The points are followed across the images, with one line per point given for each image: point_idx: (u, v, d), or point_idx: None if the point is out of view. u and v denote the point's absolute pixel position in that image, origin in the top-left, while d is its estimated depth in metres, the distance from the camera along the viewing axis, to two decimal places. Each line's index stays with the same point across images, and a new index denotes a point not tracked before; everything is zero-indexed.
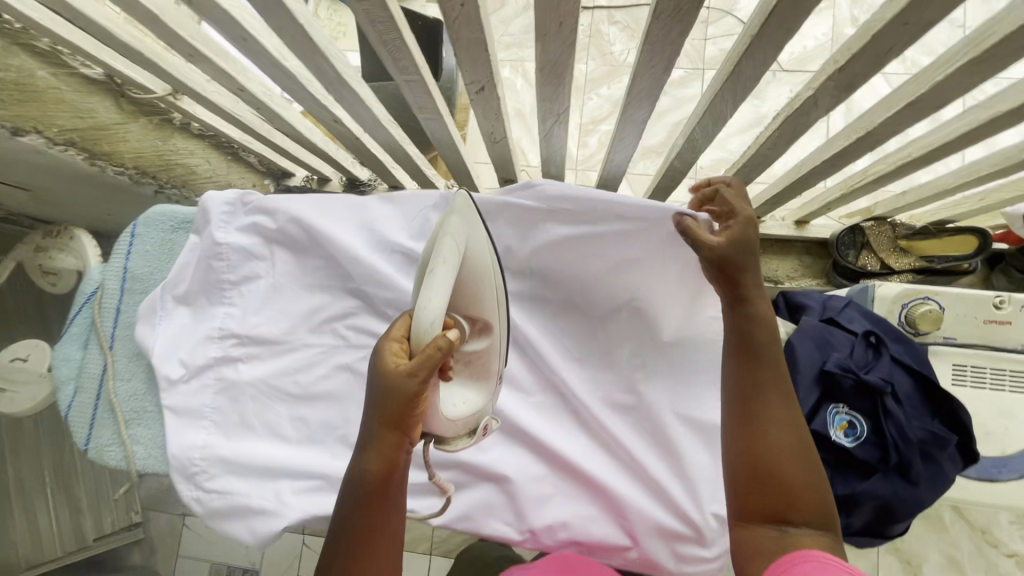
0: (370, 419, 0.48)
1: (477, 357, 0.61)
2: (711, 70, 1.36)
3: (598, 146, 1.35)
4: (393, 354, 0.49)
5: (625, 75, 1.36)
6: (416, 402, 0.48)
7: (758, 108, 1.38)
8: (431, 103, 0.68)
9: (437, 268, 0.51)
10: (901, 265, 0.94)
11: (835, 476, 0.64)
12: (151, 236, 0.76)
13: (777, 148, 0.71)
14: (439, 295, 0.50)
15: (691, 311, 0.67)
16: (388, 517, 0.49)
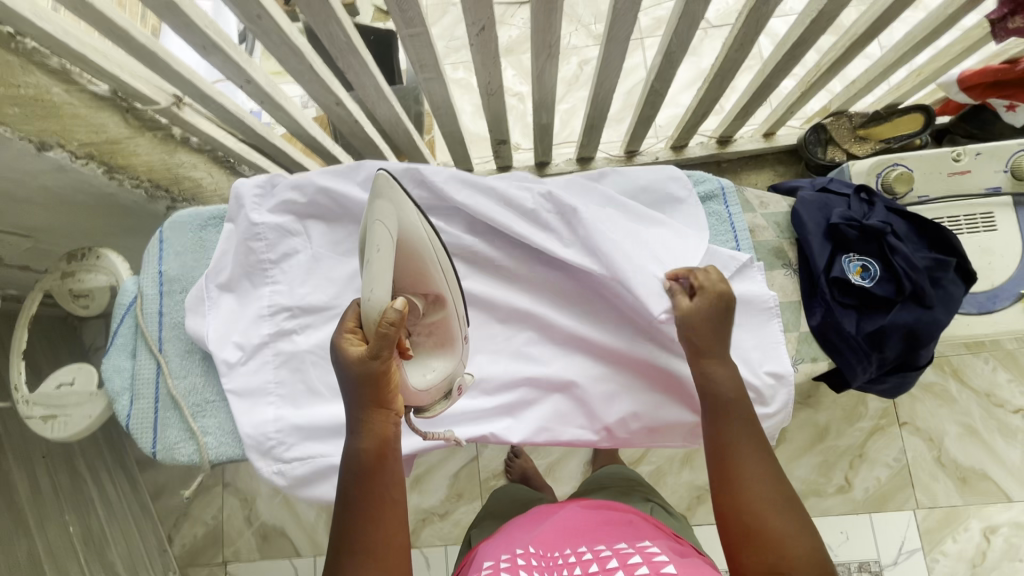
0: (353, 406, 0.53)
1: (437, 325, 0.60)
2: (649, 37, 1.41)
3: (563, 122, 1.43)
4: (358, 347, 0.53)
5: (572, 56, 1.44)
6: (385, 382, 0.52)
7: (697, 64, 1.38)
8: (432, 57, 0.73)
9: (374, 257, 0.52)
10: (865, 151, 1.04)
11: (862, 317, 0.71)
12: (179, 237, 0.78)
13: (743, 49, 0.79)
14: (383, 282, 0.52)
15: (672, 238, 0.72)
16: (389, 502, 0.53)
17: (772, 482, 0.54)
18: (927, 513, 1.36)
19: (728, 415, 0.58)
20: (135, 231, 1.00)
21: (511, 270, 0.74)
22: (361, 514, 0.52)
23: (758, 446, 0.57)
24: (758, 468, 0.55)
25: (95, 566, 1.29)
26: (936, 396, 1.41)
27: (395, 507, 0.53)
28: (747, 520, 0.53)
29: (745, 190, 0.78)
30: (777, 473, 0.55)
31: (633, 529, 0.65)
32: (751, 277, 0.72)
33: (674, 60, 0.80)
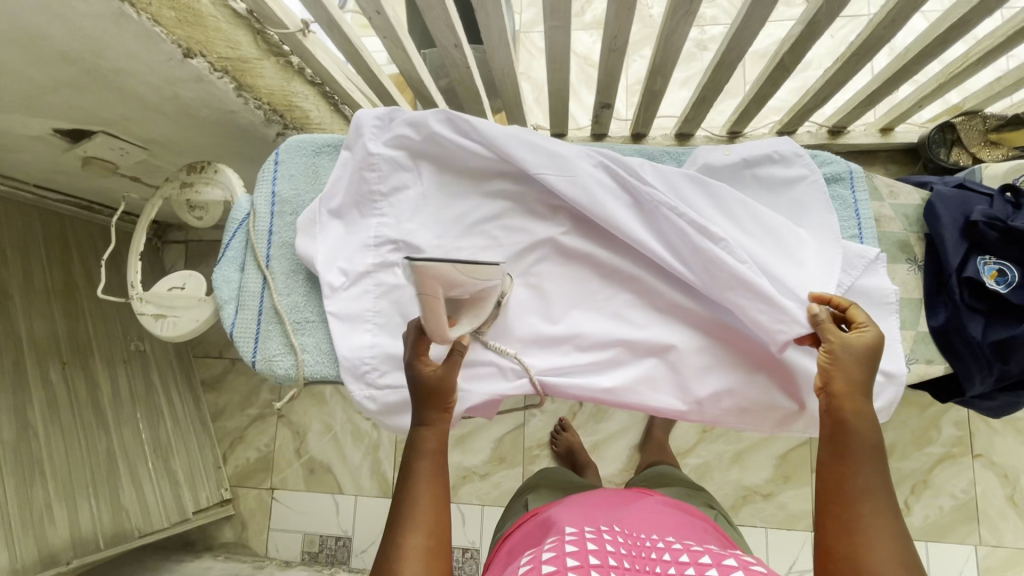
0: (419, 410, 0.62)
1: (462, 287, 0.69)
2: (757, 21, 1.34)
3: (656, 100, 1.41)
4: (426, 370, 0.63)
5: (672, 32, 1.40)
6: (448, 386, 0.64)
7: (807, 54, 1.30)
8: (566, 4, 0.72)
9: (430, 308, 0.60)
10: (994, 157, 0.97)
11: (991, 324, 0.66)
12: (295, 159, 0.81)
13: (891, 28, 0.74)
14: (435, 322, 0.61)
15: (783, 225, 0.69)
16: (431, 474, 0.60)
17: (891, 537, 0.50)
18: (989, 550, 1.29)
19: (857, 458, 0.54)
20: (242, 155, 1.03)
21: (617, 243, 0.72)
22: (414, 489, 0.59)
23: (886, 496, 0.52)
24: (875, 520, 0.51)
25: (159, 470, 1.37)
26: (1018, 432, 1.32)
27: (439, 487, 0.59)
28: (851, 569, 0.50)
29: (875, 178, 0.74)
30: (902, 534, 0.50)
31: (709, 538, 0.64)
32: (875, 270, 0.68)
33: (814, 32, 0.76)
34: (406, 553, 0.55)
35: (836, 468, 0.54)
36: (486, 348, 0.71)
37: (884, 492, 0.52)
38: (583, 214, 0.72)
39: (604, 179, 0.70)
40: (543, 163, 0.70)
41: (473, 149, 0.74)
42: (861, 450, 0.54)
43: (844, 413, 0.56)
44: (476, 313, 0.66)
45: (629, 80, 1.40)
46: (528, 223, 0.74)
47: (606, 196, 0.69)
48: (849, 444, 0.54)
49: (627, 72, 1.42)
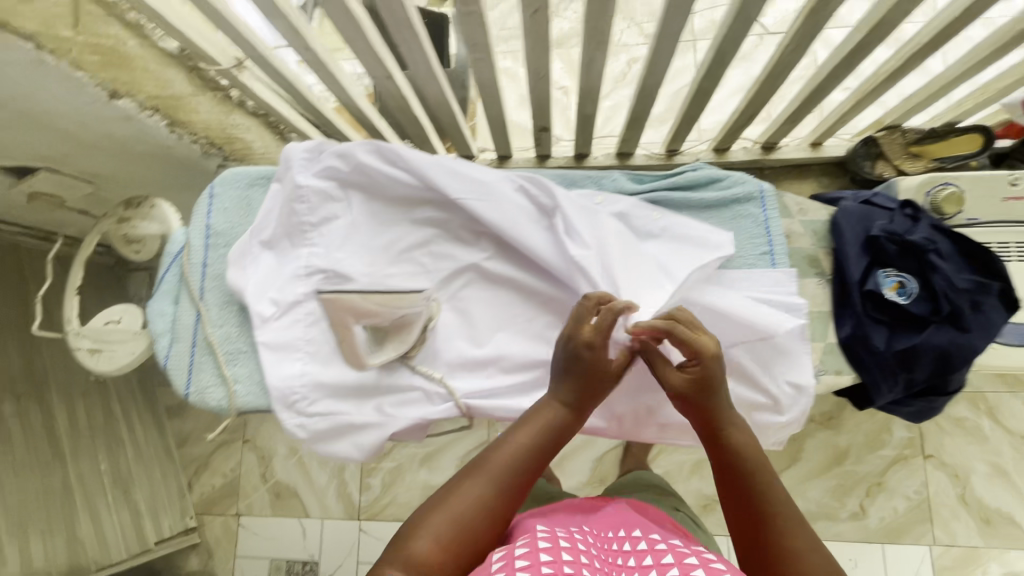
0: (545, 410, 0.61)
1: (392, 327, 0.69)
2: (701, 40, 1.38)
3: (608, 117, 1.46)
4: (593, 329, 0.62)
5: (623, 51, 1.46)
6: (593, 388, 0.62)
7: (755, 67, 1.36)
8: (483, 37, 0.75)
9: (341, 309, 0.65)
10: (916, 168, 1.01)
11: (893, 334, 0.69)
12: (231, 193, 0.82)
13: (797, 52, 0.78)
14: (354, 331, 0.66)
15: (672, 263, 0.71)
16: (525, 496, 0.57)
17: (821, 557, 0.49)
18: (943, 550, 1.31)
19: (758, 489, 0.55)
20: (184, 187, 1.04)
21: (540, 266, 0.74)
22: (484, 477, 0.56)
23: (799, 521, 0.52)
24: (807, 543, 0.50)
25: (119, 502, 1.36)
26: (967, 432, 1.35)
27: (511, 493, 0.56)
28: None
29: (784, 196, 0.76)
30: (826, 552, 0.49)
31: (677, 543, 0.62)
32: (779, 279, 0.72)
33: (725, 57, 0.79)
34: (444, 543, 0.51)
35: (746, 502, 0.54)
36: (414, 373, 0.73)
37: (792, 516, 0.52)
38: (505, 240, 0.74)
39: (518, 206, 0.73)
40: (457, 190, 0.74)
41: (401, 178, 0.76)
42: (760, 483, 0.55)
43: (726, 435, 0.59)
44: (402, 339, 0.70)
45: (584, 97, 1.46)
46: (453, 249, 0.76)
47: (521, 220, 0.73)
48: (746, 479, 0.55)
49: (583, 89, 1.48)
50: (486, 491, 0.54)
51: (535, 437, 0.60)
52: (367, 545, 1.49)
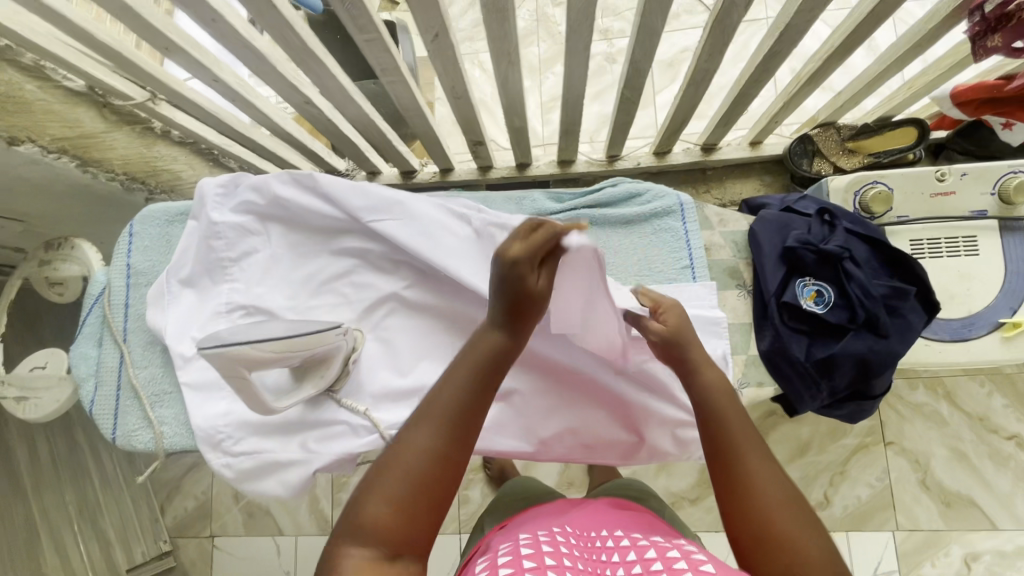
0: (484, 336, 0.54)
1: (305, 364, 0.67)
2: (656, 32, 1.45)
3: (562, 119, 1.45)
4: (522, 259, 0.52)
5: None
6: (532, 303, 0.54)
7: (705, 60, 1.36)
8: (392, 61, 0.74)
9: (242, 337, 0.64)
10: (853, 164, 1.01)
11: (813, 343, 0.69)
12: (151, 231, 0.81)
13: (712, 60, 0.78)
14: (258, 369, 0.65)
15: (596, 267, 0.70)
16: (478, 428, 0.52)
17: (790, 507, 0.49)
18: (906, 535, 1.33)
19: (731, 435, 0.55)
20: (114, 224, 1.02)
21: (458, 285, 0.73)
22: (424, 424, 0.50)
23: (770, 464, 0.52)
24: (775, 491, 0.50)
25: (87, 532, 1.36)
26: (926, 417, 1.37)
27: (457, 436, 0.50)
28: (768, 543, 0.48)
29: (705, 208, 0.76)
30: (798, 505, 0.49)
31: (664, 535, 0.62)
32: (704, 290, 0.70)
33: (641, 69, 0.79)
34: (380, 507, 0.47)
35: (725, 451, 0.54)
36: (339, 407, 0.72)
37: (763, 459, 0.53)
38: (422, 267, 0.74)
39: (431, 220, 0.73)
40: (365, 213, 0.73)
41: (318, 205, 0.75)
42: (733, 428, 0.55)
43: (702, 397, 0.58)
44: (321, 374, 0.68)
45: (537, 99, 1.45)
46: (374, 278, 0.76)
47: (434, 238, 0.72)
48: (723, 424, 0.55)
49: (537, 91, 1.47)
50: (435, 440, 0.49)
51: (475, 367, 0.53)
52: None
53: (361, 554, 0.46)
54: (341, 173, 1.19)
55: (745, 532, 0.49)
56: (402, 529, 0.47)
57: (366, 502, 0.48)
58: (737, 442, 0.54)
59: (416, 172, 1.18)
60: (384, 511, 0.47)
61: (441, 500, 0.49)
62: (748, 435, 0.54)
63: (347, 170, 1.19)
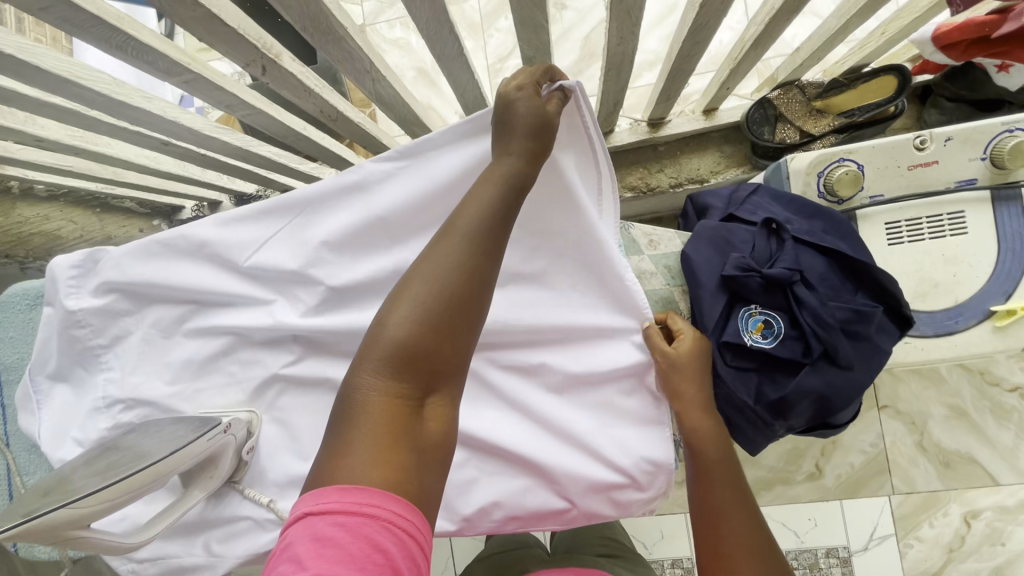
0: (503, 165, 0.51)
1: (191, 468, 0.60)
2: None
3: None
4: (533, 97, 0.52)
5: None
6: (545, 133, 0.53)
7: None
8: (234, 98, 0.61)
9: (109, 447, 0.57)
10: (820, 128, 0.86)
11: (762, 381, 0.60)
12: (14, 319, 0.71)
13: (627, 40, 0.63)
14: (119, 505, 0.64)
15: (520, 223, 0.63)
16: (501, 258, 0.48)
17: (757, 558, 0.50)
18: (903, 498, 1.28)
19: (714, 481, 0.55)
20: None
21: (360, 289, 0.65)
22: (447, 240, 0.46)
23: (746, 514, 0.53)
24: (744, 544, 0.51)
25: None
26: (923, 375, 1.28)
27: (484, 264, 0.46)
28: None
29: (632, 228, 0.67)
30: (768, 555, 0.51)
31: None
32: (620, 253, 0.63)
33: (543, 61, 0.65)
34: (404, 325, 0.43)
35: (707, 501, 0.55)
36: (243, 499, 0.65)
37: (743, 513, 0.53)
38: (313, 338, 0.66)
39: (323, 194, 0.65)
40: (248, 222, 0.66)
41: (196, 265, 0.66)
42: (719, 482, 0.55)
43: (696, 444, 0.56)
44: (210, 476, 0.61)
45: (480, 64, 1.28)
46: (261, 353, 0.67)
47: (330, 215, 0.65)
48: (711, 475, 0.55)
49: (480, 52, 1.29)
50: (459, 262, 0.44)
51: (500, 189, 0.49)
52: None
53: (383, 393, 0.42)
54: (251, 196, 1.06)
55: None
56: (428, 361, 0.43)
57: (382, 333, 0.43)
58: (731, 515, 0.53)
59: None
60: (408, 336, 0.43)
61: (469, 328, 0.45)
62: (742, 505, 0.54)
63: (257, 192, 1.06)
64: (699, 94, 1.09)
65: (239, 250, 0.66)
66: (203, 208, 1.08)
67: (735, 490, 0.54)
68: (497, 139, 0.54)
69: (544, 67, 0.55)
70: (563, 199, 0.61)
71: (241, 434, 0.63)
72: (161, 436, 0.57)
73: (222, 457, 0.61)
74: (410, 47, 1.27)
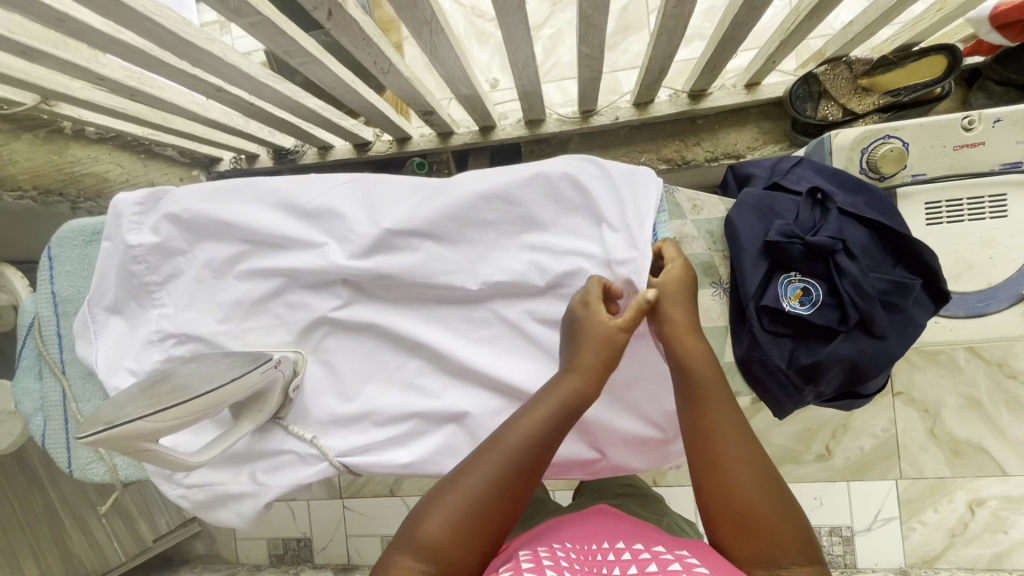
0: (548, 390, 0.55)
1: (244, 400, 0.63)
2: None
3: (547, 53, 1.27)
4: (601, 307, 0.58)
5: None
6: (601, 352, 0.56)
7: None
8: (294, 43, 0.62)
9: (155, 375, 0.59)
10: (865, 106, 0.86)
11: (796, 348, 0.61)
12: (69, 254, 0.74)
13: (684, 4, 0.64)
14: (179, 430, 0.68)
15: (553, 196, 0.65)
16: (526, 493, 0.51)
17: (755, 473, 0.49)
18: (910, 483, 1.30)
19: (705, 401, 0.53)
20: (43, 239, 0.94)
21: (410, 244, 0.67)
22: (473, 469, 0.50)
23: (740, 430, 0.52)
24: (740, 460, 0.50)
25: None
26: (940, 365, 1.29)
27: (507, 496, 0.49)
28: (738, 519, 0.48)
29: (677, 193, 0.68)
30: (764, 470, 0.49)
31: (660, 536, 0.53)
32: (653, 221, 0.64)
33: (597, 20, 0.65)
34: (416, 549, 0.47)
35: (699, 424, 0.53)
36: (287, 434, 0.68)
37: (735, 426, 0.52)
38: (361, 286, 0.68)
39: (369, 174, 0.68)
40: (302, 179, 0.69)
41: (250, 209, 0.68)
42: (711, 402, 0.53)
43: (686, 371, 0.55)
44: (258, 409, 0.64)
45: None
46: (309, 297, 0.69)
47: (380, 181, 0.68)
48: (701, 395, 0.54)
49: None
50: (476, 497, 0.49)
51: (539, 425, 0.52)
52: (355, 522, 1.37)
53: None
54: (289, 150, 1.07)
55: (722, 520, 0.49)
56: None
57: (423, 520, 0.48)
58: (725, 432, 0.51)
59: (370, 144, 1.06)
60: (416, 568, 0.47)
61: (479, 563, 0.48)
62: (735, 423, 0.52)
63: (295, 147, 1.07)
64: (739, 70, 1.09)
65: (293, 198, 0.68)
66: (241, 160, 1.09)
67: (724, 402, 0.53)
68: (563, 353, 0.58)
69: (602, 281, 0.61)
70: (592, 171, 0.65)
71: (289, 371, 0.65)
72: (211, 369, 0.59)
73: (273, 391, 0.64)
74: (447, 9, 1.26)
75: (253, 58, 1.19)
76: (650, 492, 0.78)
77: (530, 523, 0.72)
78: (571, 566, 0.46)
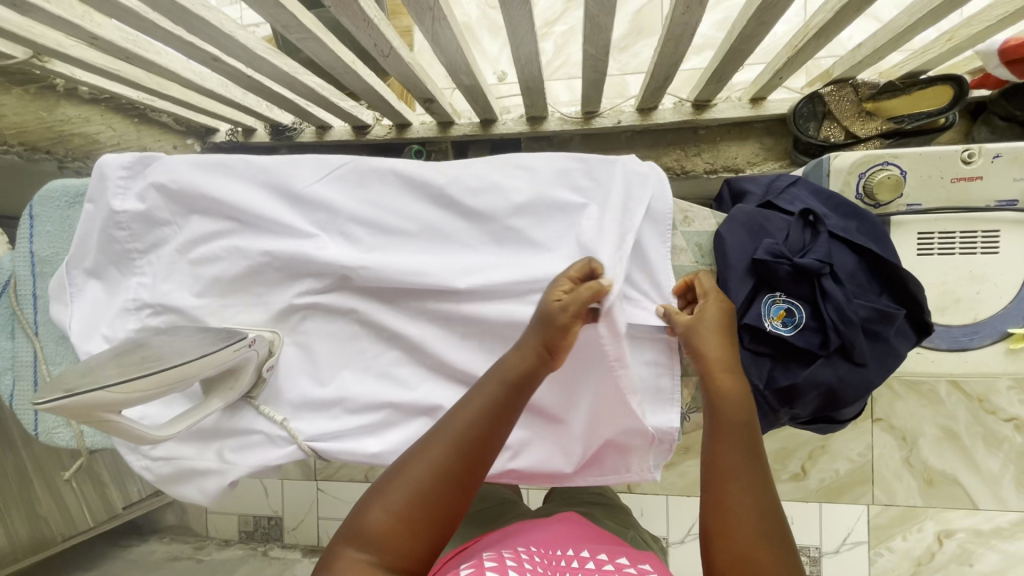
0: (496, 373, 0.53)
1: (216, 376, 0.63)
2: None
3: (556, 50, 1.25)
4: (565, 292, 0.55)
5: None
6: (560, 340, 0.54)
7: None
8: (293, 19, 0.61)
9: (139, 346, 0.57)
10: (868, 131, 0.86)
11: (775, 368, 0.60)
12: (50, 214, 0.73)
13: (692, 12, 0.63)
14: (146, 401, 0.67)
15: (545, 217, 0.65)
16: (472, 477, 0.48)
17: (761, 518, 0.46)
18: (881, 510, 1.30)
19: (727, 438, 0.51)
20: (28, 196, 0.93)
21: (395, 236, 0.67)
22: (416, 455, 0.49)
23: (756, 472, 0.49)
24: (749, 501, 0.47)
25: None
26: (922, 395, 1.30)
27: (450, 480, 0.47)
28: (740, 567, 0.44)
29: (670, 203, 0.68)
30: (772, 517, 0.46)
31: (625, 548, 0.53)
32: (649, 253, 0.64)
33: (603, 21, 0.65)
34: (358, 539, 0.46)
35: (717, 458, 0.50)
36: (258, 415, 0.67)
37: (753, 467, 0.49)
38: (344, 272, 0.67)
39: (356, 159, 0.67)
40: (291, 159, 0.67)
41: (238, 185, 0.67)
42: (732, 438, 0.50)
43: (714, 406, 0.52)
44: (230, 387, 0.63)
45: None
46: (289, 279, 0.68)
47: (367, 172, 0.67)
48: (723, 430, 0.51)
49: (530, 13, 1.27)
50: (418, 484, 0.47)
51: (485, 407, 0.50)
52: (327, 505, 1.37)
53: None
54: (286, 127, 1.06)
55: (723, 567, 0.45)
56: None
57: (369, 512, 0.47)
58: (739, 471, 0.48)
59: (369, 127, 1.04)
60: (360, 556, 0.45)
61: (423, 554, 0.46)
62: (754, 465, 0.49)
63: (294, 124, 1.06)
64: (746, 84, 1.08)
65: (281, 177, 0.67)
66: (237, 133, 1.08)
67: (747, 442, 0.50)
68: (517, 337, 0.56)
69: (588, 265, 0.57)
70: (586, 180, 0.65)
71: (264, 352, 0.65)
72: (184, 345, 0.58)
73: (246, 371, 0.63)
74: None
75: (255, 33, 1.19)
76: (619, 502, 0.78)
77: (496, 523, 0.71)
78: (534, 569, 0.46)
